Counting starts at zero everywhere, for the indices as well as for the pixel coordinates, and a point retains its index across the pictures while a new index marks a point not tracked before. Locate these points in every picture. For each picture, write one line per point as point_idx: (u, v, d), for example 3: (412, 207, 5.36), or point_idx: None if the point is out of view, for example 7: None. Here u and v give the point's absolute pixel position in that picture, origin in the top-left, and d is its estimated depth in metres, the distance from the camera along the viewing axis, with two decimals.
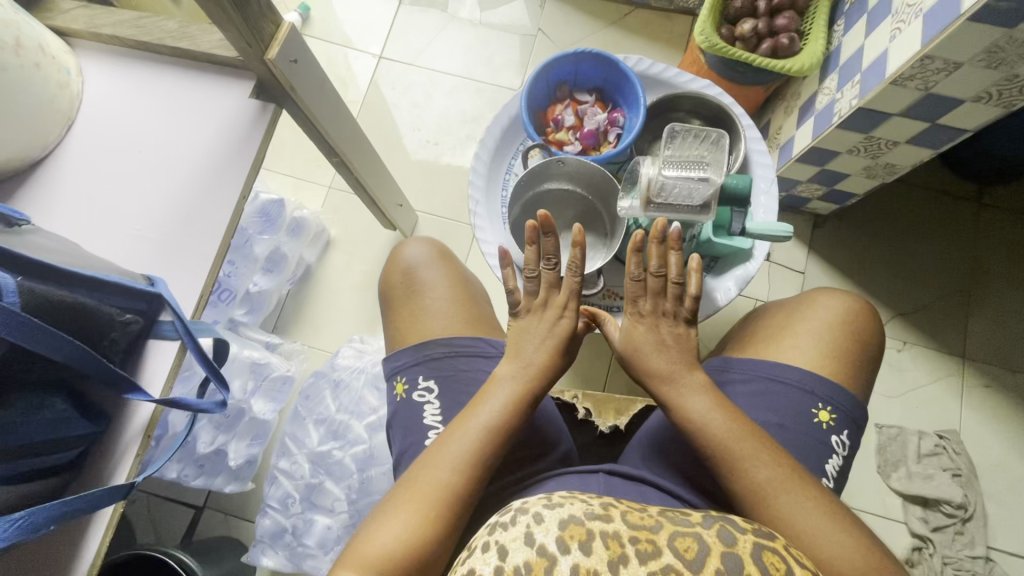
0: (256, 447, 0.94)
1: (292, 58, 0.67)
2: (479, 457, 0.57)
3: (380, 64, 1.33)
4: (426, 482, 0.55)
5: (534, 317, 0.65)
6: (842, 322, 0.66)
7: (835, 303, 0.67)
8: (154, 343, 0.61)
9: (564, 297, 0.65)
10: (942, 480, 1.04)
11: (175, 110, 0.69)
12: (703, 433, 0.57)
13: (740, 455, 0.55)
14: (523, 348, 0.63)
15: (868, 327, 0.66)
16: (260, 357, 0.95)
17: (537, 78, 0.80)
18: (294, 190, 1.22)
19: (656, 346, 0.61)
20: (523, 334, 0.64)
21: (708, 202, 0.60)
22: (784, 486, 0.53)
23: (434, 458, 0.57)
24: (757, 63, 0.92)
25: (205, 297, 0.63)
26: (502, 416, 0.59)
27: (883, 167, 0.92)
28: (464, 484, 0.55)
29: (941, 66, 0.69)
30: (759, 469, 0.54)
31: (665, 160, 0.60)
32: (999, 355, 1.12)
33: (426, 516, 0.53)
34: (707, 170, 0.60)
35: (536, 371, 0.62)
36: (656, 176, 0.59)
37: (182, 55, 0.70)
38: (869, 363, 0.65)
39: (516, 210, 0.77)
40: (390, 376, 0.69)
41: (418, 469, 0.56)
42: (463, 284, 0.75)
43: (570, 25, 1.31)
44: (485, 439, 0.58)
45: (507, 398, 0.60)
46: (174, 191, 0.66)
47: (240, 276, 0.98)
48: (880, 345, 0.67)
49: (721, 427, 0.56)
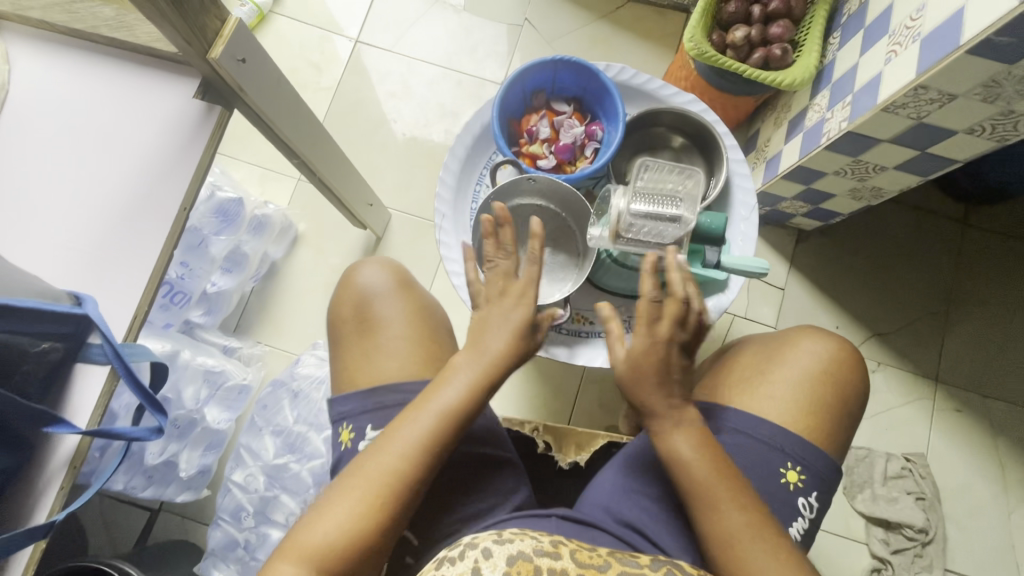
0: (209, 456, 0.90)
1: (241, 57, 0.61)
2: (431, 450, 0.55)
3: (356, 48, 1.25)
4: (376, 471, 0.53)
5: (506, 298, 0.57)
6: (823, 372, 0.63)
7: (820, 347, 0.64)
8: (82, 367, 0.56)
9: (522, 282, 0.57)
10: (906, 503, 1.05)
11: (111, 108, 0.62)
12: (685, 470, 0.54)
13: (714, 497, 0.53)
14: (485, 336, 0.58)
15: (850, 377, 0.63)
16: (214, 364, 0.91)
17: (512, 86, 0.75)
18: (261, 181, 1.15)
19: (663, 373, 0.53)
20: (490, 312, 0.58)
21: (680, 239, 0.57)
22: (753, 533, 0.51)
23: (386, 446, 0.54)
24: (746, 74, 0.88)
25: (139, 318, 0.58)
26: (459, 408, 0.56)
27: (869, 190, 0.89)
28: (413, 475, 0.54)
29: (935, 97, 0.65)
30: (729, 515, 0.52)
31: (636, 193, 0.56)
32: (970, 379, 1.11)
33: (373, 504, 0.52)
34: (681, 207, 0.56)
35: (499, 363, 0.57)
36: (625, 211, 0.56)
37: (122, 47, 0.63)
38: (851, 418, 0.63)
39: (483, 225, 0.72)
40: (335, 420, 0.66)
41: (368, 455, 0.55)
42: (422, 317, 0.71)
43: (559, 16, 1.25)
44: (439, 434, 0.55)
45: (467, 390, 0.57)
46: (109, 200, 0.60)
47: (194, 277, 0.92)
48: (862, 395, 0.64)
49: (702, 469, 0.53)
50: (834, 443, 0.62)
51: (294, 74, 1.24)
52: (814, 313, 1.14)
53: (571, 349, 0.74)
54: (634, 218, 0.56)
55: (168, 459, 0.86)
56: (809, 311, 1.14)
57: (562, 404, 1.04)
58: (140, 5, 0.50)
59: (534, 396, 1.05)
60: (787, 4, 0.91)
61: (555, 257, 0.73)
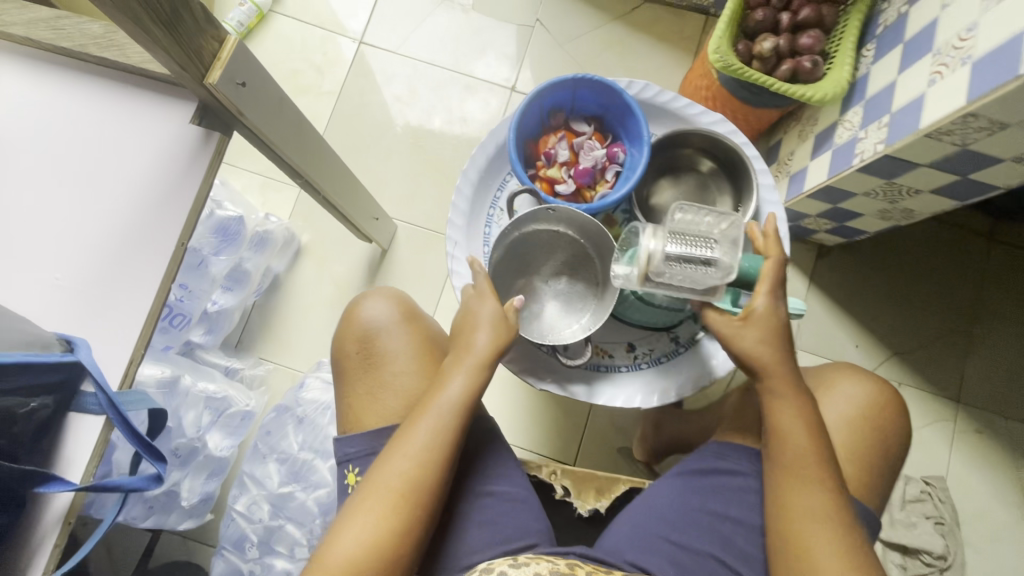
0: (212, 483, 0.88)
1: (240, 80, 0.56)
2: (442, 448, 0.56)
3: (360, 49, 1.20)
4: (391, 477, 0.55)
5: (479, 296, 0.62)
6: (861, 417, 0.62)
7: (861, 390, 0.63)
8: (76, 415, 0.53)
9: (483, 282, 0.63)
10: (925, 529, 1.01)
11: (99, 132, 0.58)
12: (778, 446, 0.55)
13: (795, 478, 0.54)
14: (472, 334, 0.61)
15: (890, 423, 0.61)
16: (215, 390, 0.88)
17: (529, 106, 0.71)
18: (262, 191, 1.11)
19: (786, 340, 0.55)
20: (469, 311, 0.62)
21: (712, 285, 0.54)
22: (825, 521, 0.52)
23: (397, 449, 0.56)
24: (774, 87, 0.83)
25: (135, 363, 0.55)
26: (463, 402, 0.58)
27: (900, 211, 0.85)
28: (428, 473, 0.55)
29: (985, 125, 0.61)
30: (809, 501, 0.53)
31: (670, 232, 0.53)
32: (993, 400, 1.08)
33: (393, 508, 0.54)
34: (715, 250, 0.54)
35: (488, 357, 0.60)
36: (659, 251, 0.52)
37: (113, 68, 0.59)
38: (889, 466, 0.61)
39: (497, 255, 0.68)
40: (340, 462, 0.63)
41: (381, 462, 0.56)
42: (432, 350, 0.67)
43: (573, 17, 1.19)
44: (447, 428, 0.57)
45: (466, 384, 0.59)
46: (102, 235, 0.56)
47: (193, 299, 0.88)
48: (902, 442, 0.62)
49: (800, 447, 0.54)
50: (872, 493, 0.61)
51: (295, 77, 1.19)
52: (833, 330, 1.10)
53: (590, 386, 0.71)
54: (668, 260, 0.53)
55: (170, 488, 0.84)
56: (828, 329, 1.10)
57: (573, 425, 1.01)
58: (131, 31, 0.46)
59: (544, 417, 1.02)
60: (818, 12, 0.86)
61: (573, 286, 0.70)
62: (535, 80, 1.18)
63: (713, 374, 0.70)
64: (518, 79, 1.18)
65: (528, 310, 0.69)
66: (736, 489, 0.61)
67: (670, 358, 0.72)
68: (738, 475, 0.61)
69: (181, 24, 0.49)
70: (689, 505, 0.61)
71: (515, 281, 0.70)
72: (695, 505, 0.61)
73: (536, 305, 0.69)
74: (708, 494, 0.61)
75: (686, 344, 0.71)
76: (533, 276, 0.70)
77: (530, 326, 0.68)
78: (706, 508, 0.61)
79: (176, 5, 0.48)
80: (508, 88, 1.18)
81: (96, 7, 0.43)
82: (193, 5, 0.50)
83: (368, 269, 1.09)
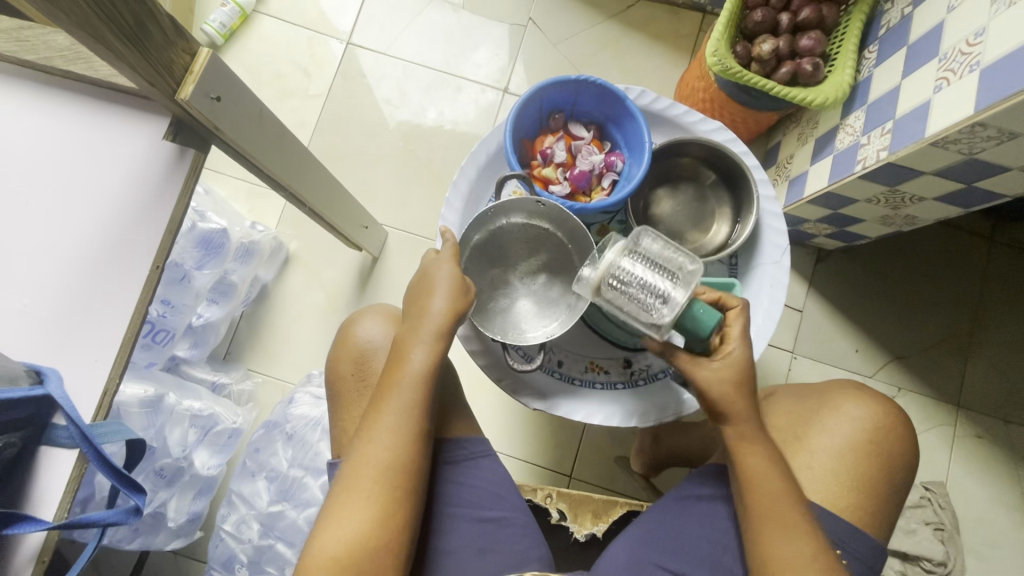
0: (200, 502, 0.87)
1: (214, 94, 0.53)
2: (414, 427, 0.53)
3: (348, 51, 1.17)
4: (367, 465, 0.52)
5: (438, 261, 0.58)
6: (867, 441, 0.61)
7: (868, 413, 0.62)
8: (49, 451, 0.52)
9: (448, 247, 0.60)
10: (925, 535, 0.99)
11: (66, 149, 0.55)
12: (753, 487, 0.53)
13: (771, 518, 0.52)
14: (427, 301, 0.56)
15: (897, 448, 0.61)
16: (201, 407, 0.86)
17: (524, 107, 0.69)
18: (248, 198, 1.08)
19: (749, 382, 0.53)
20: (425, 278, 0.58)
21: (659, 321, 0.51)
22: (809, 562, 0.51)
23: (369, 436, 0.52)
24: (773, 90, 0.80)
25: (109, 394, 0.53)
26: (430, 375, 0.55)
27: (902, 217, 0.83)
28: (405, 454, 0.52)
29: (993, 134, 0.59)
30: (790, 541, 0.51)
31: (633, 252, 0.53)
32: (996, 405, 1.06)
33: (374, 497, 0.51)
34: (672, 286, 0.52)
35: (446, 324, 0.56)
36: (614, 266, 0.52)
37: (81, 82, 0.56)
38: (895, 493, 0.61)
39: (475, 236, 0.65)
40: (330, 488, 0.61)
41: (353, 452, 0.53)
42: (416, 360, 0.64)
43: (565, 16, 1.16)
44: (415, 404, 0.53)
45: (430, 354, 0.55)
46: (72, 259, 0.54)
47: (176, 314, 0.85)
48: (908, 466, 0.62)
49: (773, 485, 0.52)
50: (878, 521, 0.60)
51: (280, 80, 1.16)
52: (832, 334, 1.08)
53: (547, 399, 0.69)
54: (620, 277, 0.52)
55: (156, 509, 0.83)
56: (828, 335, 1.08)
57: (569, 435, 1.00)
58: (93, 48, 0.43)
59: (539, 429, 1.00)
60: (819, 13, 0.84)
61: (548, 289, 0.66)
62: (527, 81, 1.14)
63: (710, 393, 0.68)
64: (511, 80, 1.15)
65: (500, 305, 0.66)
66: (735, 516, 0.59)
67: (667, 374, 0.70)
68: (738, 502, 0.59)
69: (149, 38, 0.46)
70: (688, 533, 0.59)
71: (490, 273, 0.66)
72: (693, 532, 0.59)
73: (506, 300, 0.66)
74: (707, 521, 0.60)
75: None
76: (509, 271, 0.66)
77: (496, 320, 0.65)
78: (706, 535, 0.59)
79: (140, 17, 0.45)
80: (501, 90, 1.14)
81: (52, 22, 0.40)
82: (159, 15, 0.47)
83: (358, 279, 1.06)
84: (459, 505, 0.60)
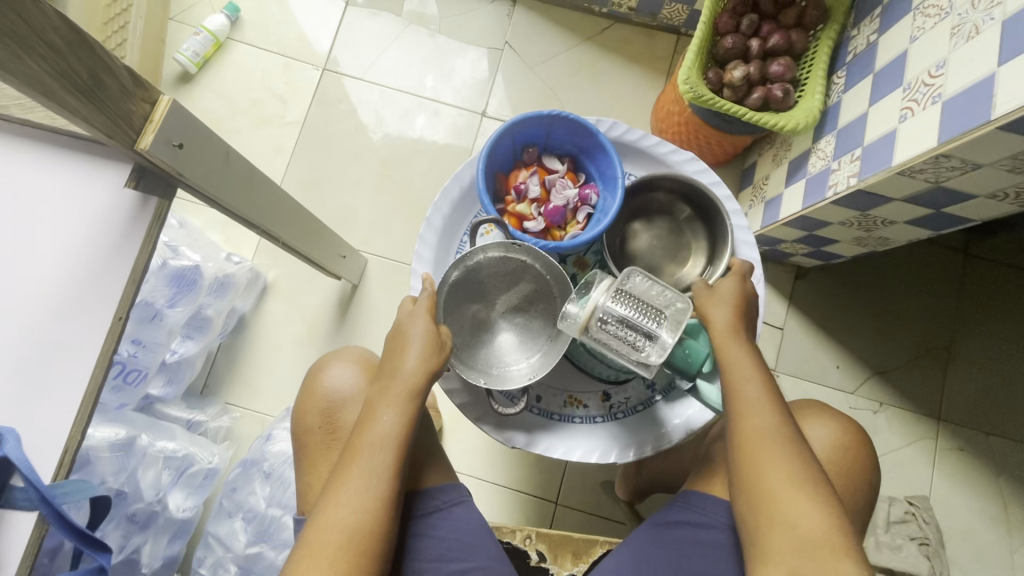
0: (175, 544, 0.86)
1: (177, 141, 0.52)
2: (384, 488, 0.52)
3: (324, 77, 1.16)
4: (331, 529, 0.50)
5: (414, 315, 0.58)
6: (829, 460, 0.62)
7: (832, 429, 0.64)
8: (9, 513, 0.51)
9: (426, 297, 0.60)
10: (910, 551, 0.98)
11: (17, 200, 0.54)
12: (732, 373, 0.54)
13: (745, 401, 0.53)
14: (400, 359, 0.56)
15: (857, 466, 0.63)
16: (175, 448, 0.85)
17: (499, 140, 0.69)
18: (224, 228, 1.06)
19: (751, 309, 0.60)
20: (401, 332, 0.58)
21: (647, 360, 0.56)
22: (778, 441, 0.51)
23: (335, 498, 0.51)
24: (746, 116, 0.81)
25: (69, 452, 0.52)
26: (400, 437, 0.54)
27: (875, 239, 0.83)
28: (374, 518, 0.51)
29: (958, 164, 0.59)
30: (759, 415, 0.52)
31: (619, 292, 0.56)
32: (974, 416, 1.07)
33: (340, 563, 0.49)
34: (659, 326, 0.56)
35: (419, 383, 0.56)
36: (601, 307, 0.55)
37: (38, 129, 0.55)
38: (853, 510, 0.62)
39: (454, 275, 0.63)
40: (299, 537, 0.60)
41: (319, 513, 0.52)
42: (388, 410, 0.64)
43: (542, 39, 1.16)
44: (387, 467, 0.53)
45: (401, 415, 0.55)
46: (28, 316, 0.53)
47: (149, 354, 0.83)
48: (870, 483, 0.63)
49: (749, 371, 0.54)
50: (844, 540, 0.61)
51: (256, 106, 1.15)
52: (813, 351, 1.09)
53: (530, 435, 0.69)
54: (608, 318, 0.56)
55: (130, 555, 0.81)
56: (808, 353, 1.09)
57: (553, 461, 0.99)
58: (46, 105, 0.43)
59: (522, 457, 0.99)
60: (788, 40, 0.85)
61: (529, 323, 0.65)
62: (505, 105, 1.14)
63: (688, 426, 0.67)
64: (488, 104, 1.15)
65: (478, 342, 0.65)
66: (704, 544, 0.58)
67: (647, 407, 0.69)
68: (705, 529, 0.59)
69: (105, 91, 0.46)
70: (657, 564, 0.59)
71: (467, 311, 0.64)
72: (661, 561, 0.59)
73: (488, 340, 0.65)
74: (675, 549, 0.59)
75: (663, 393, 0.69)
76: (487, 307, 0.65)
77: (477, 358, 0.65)
78: (675, 565, 0.58)
79: (95, 73, 0.45)
80: (478, 114, 1.14)
81: (2, 83, 0.40)
82: (117, 69, 0.47)
83: (338, 307, 1.05)
84: (434, 551, 0.59)
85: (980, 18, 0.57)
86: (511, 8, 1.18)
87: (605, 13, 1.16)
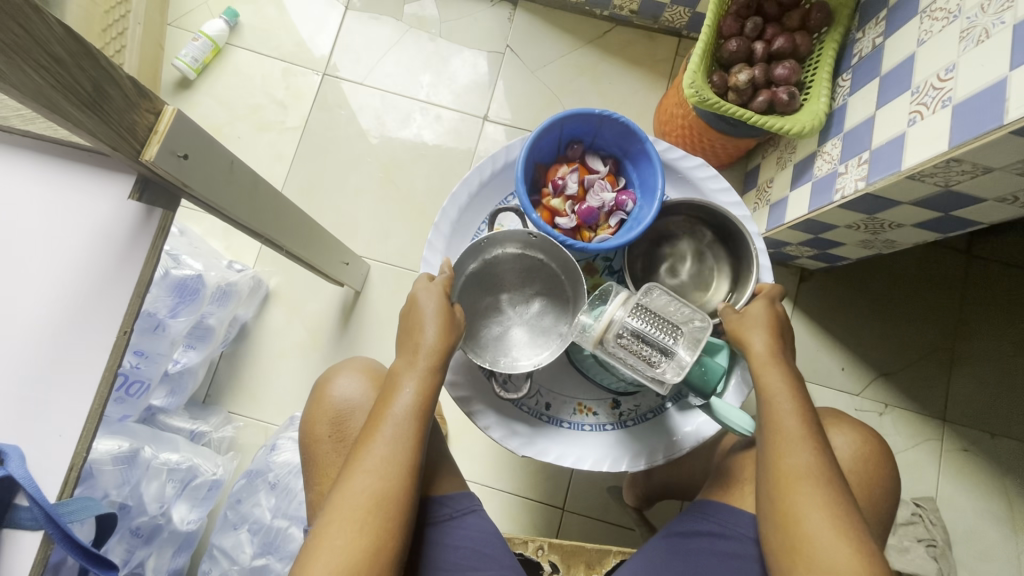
0: (180, 557, 0.85)
1: (182, 151, 0.51)
2: (407, 457, 0.52)
3: (324, 82, 1.15)
4: (356, 496, 0.49)
5: (427, 289, 0.58)
6: (847, 468, 0.62)
7: (852, 438, 0.63)
8: (13, 533, 0.50)
9: (442, 277, 0.60)
10: (917, 552, 0.97)
11: (16, 217, 0.53)
12: (769, 403, 0.54)
13: (781, 433, 0.53)
14: (417, 334, 0.56)
15: (878, 479, 0.62)
16: (180, 460, 0.84)
17: (547, 132, 0.68)
18: (225, 235, 1.06)
19: (786, 332, 0.60)
20: (414, 306, 0.57)
21: (662, 377, 0.56)
22: (813, 476, 0.50)
23: (358, 466, 0.51)
24: (751, 120, 0.80)
25: (75, 469, 0.51)
26: (421, 409, 0.54)
27: (882, 242, 0.83)
28: (398, 485, 0.51)
29: (969, 168, 0.59)
30: (797, 451, 0.51)
31: (636, 307, 0.57)
32: (979, 417, 1.07)
33: (366, 528, 0.49)
34: (675, 343, 0.57)
35: (438, 355, 0.55)
36: (618, 323, 0.56)
37: (39, 140, 0.54)
38: (872, 519, 0.62)
39: (473, 265, 0.64)
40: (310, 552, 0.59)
41: (341, 485, 0.51)
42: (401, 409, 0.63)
43: (544, 43, 1.16)
44: (407, 438, 0.52)
45: (420, 388, 0.54)
46: (29, 335, 0.52)
47: (151, 365, 0.82)
48: (888, 491, 0.63)
49: (786, 402, 0.54)
50: None
51: (256, 112, 1.14)
52: (818, 353, 1.09)
53: (542, 446, 0.68)
54: (624, 332, 0.56)
55: (134, 569, 0.80)
56: (813, 355, 1.09)
57: (559, 467, 0.98)
58: (50, 118, 0.42)
59: (528, 465, 0.98)
60: (792, 42, 0.85)
61: (540, 319, 0.65)
62: (507, 109, 1.14)
63: (699, 433, 0.67)
64: (490, 107, 1.14)
65: (490, 332, 0.64)
66: (724, 554, 0.57)
67: (657, 414, 0.69)
68: (725, 539, 0.58)
69: (109, 102, 0.45)
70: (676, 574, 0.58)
71: (480, 301, 0.64)
72: (679, 570, 0.58)
73: (498, 328, 0.64)
74: (692, 558, 0.58)
75: (673, 401, 0.69)
76: (501, 298, 0.65)
77: (485, 345, 0.63)
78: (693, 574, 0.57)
79: (98, 83, 0.44)
80: (480, 118, 1.14)
81: (7, 96, 0.39)
82: (120, 79, 0.46)
83: (341, 314, 1.04)
84: (445, 565, 0.58)
85: (990, 21, 0.57)
86: (511, 12, 1.17)
87: (606, 16, 1.15)
